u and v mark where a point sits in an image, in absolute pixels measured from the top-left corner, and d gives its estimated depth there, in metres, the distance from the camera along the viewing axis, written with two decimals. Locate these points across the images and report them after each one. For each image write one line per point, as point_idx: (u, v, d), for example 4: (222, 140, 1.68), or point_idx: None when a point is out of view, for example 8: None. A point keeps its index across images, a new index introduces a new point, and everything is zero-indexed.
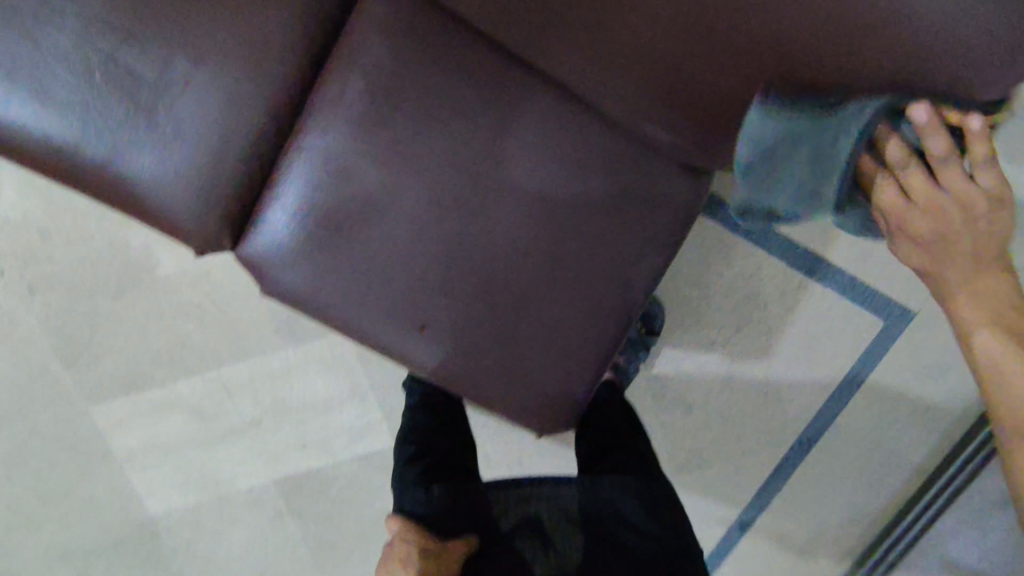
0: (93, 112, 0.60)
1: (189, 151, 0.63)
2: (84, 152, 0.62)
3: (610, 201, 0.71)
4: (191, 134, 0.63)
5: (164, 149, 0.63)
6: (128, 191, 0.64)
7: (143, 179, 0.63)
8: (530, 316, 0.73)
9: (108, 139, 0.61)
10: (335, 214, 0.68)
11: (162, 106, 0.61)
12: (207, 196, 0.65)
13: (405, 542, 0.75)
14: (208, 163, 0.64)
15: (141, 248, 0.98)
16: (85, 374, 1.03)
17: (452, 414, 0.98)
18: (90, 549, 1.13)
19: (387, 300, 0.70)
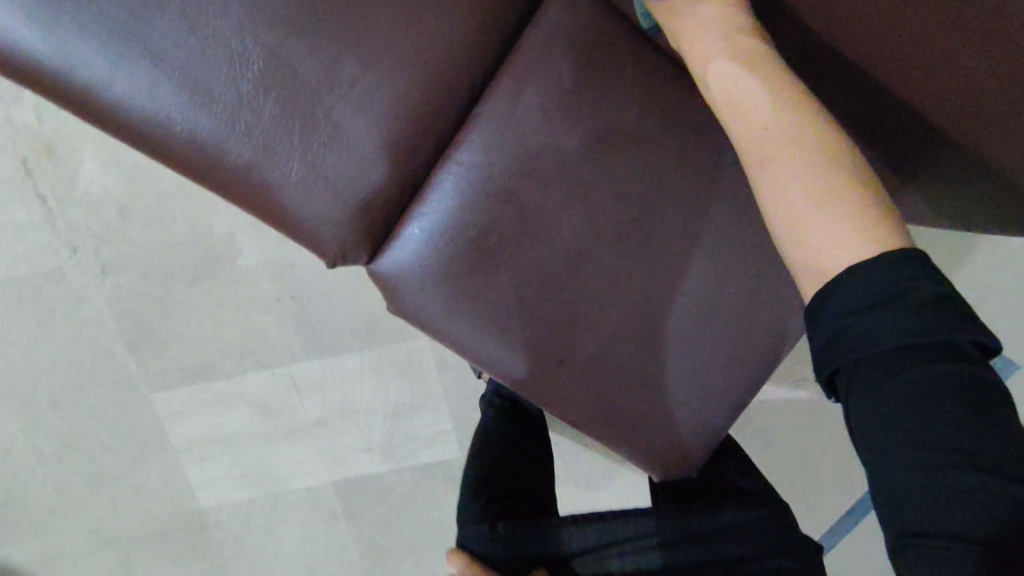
0: (245, 107, 0.55)
1: (343, 158, 0.58)
2: (228, 150, 0.56)
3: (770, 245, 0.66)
4: (346, 139, 0.57)
5: (316, 153, 0.57)
6: (267, 196, 0.58)
7: (288, 183, 0.57)
8: (673, 357, 0.67)
9: (257, 138, 0.56)
10: (485, 236, 0.63)
11: (320, 107, 0.56)
12: (352, 207, 0.60)
13: None
14: (360, 171, 0.59)
15: (224, 235, 0.93)
16: (150, 360, 0.98)
17: (534, 439, 0.94)
18: (136, 537, 1.09)
19: (525, 329, 0.65)
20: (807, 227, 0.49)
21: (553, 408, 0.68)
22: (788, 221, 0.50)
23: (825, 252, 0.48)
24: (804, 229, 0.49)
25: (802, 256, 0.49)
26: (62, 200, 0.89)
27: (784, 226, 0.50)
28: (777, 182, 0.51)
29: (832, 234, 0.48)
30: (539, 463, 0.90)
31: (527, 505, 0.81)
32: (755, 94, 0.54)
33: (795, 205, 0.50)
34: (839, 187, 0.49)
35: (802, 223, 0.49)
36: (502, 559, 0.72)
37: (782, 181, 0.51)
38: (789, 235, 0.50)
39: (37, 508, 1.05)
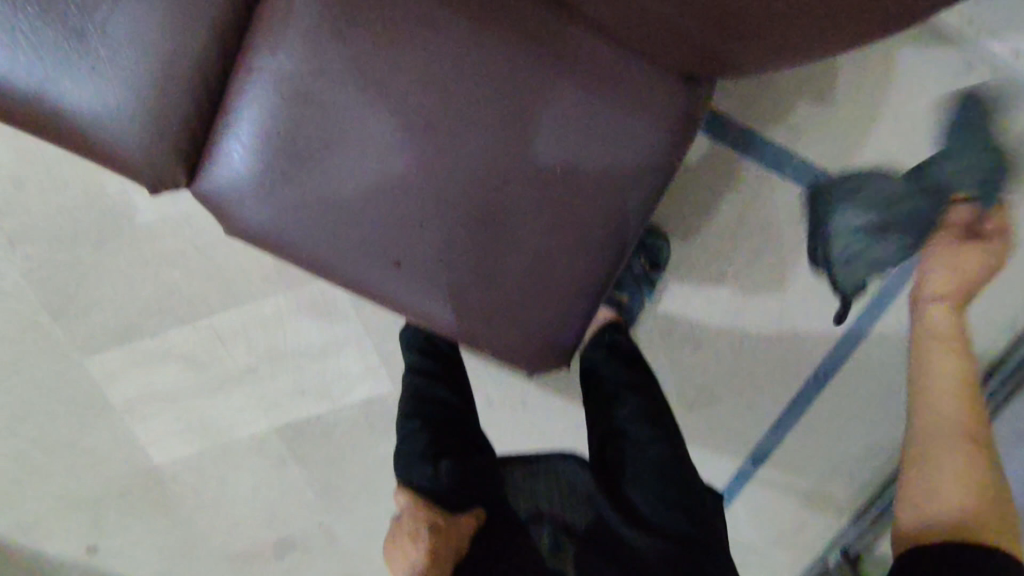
0: (19, 36, 0.55)
1: (126, 74, 0.57)
2: (14, 82, 0.56)
3: (599, 119, 0.64)
4: (124, 57, 0.57)
5: (98, 77, 0.57)
6: (66, 124, 0.58)
7: (77, 110, 0.58)
8: (511, 248, 0.67)
9: (37, 66, 0.56)
10: (291, 138, 0.62)
11: (91, 27, 0.56)
12: (150, 125, 0.59)
13: (415, 519, 0.73)
14: (147, 89, 0.58)
15: (119, 194, 0.94)
16: (75, 326, 1.01)
17: (458, 369, 0.94)
18: (99, 499, 1.14)
19: (355, 234, 0.65)
20: (946, 453, 0.65)
21: (437, 325, 0.69)
22: (927, 455, 0.66)
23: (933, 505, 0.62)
24: (934, 469, 0.64)
25: (920, 479, 0.65)
26: None
27: (919, 459, 0.66)
28: (933, 402, 0.68)
29: (952, 497, 0.62)
30: (466, 402, 0.91)
31: (464, 440, 0.85)
32: (945, 383, 0.68)
33: (950, 465, 0.64)
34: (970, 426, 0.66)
35: (936, 454, 0.65)
36: (444, 493, 0.78)
37: (934, 377, 0.68)
38: (924, 463, 0.65)
39: (4, 479, 1.11)
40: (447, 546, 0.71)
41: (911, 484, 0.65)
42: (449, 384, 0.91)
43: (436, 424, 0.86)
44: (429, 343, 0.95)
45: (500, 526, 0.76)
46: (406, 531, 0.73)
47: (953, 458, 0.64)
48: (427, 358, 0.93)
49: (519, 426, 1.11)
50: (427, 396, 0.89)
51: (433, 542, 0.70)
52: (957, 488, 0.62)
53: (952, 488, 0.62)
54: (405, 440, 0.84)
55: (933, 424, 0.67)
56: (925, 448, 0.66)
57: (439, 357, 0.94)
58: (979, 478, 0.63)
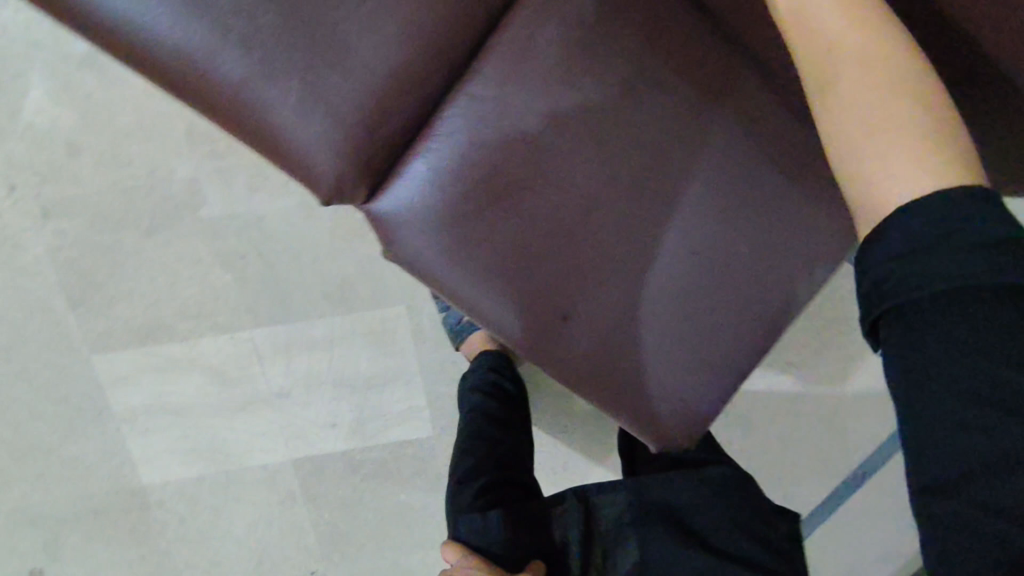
0: (240, 20, 0.50)
1: (344, 79, 0.53)
2: (219, 67, 0.50)
3: (796, 213, 0.62)
4: (352, 64, 0.53)
5: (314, 77, 0.52)
6: (261, 120, 0.53)
7: (282, 108, 0.52)
8: (677, 319, 0.63)
9: (253, 55, 0.51)
10: (488, 170, 0.58)
11: (323, 27, 0.52)
12: (354, 135, 0.55)
13: None
14: (363, 99, 0.54)
15: (186, 181, 0.85)
16: (94, 318, 0.89)
17: (520, 416, 0.88)
18: (65, 516, 0.98)
19: (527, 280, 0.61)
20: (868, 121, 0.44)
21: (577, 386, 0.64)
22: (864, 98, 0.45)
23: (887, 189, 0.43)
24: (870, 170, 0.44)
25: (860, 185, 0.44)
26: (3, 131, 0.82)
27: (851, 168, 0.45)
28: (841, 61, 0.47)
29: (905, 140, 0.43)
30: (523, 449, 0.85)
31: (523, 490, 0.79)
32: (841, 33, 0.47)
33: (864, 120, 0.45)
34: (913, 82, 0.45)
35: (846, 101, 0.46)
36: (501, 551, 0.68)
37: (852, 99, 0.46)
38: (855, 172, 0.45)
39: None
40: None
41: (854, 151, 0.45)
42: (503, 422, 0.85)
43: (493, 470, 0.79)
44: (493, 386, 0.88)
45: None
46: None
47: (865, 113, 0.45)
48: (488, 400, 0.86)
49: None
50: (484, 437, 0.83)
51: None
52: (906, 167, 0.42)
53: (894, 158, 0.43)
54: (456, 487, 0.77)
55: (855, 113, 0.45)
56: (868, 171, 0.44)
57: (501, 403, 0.87)
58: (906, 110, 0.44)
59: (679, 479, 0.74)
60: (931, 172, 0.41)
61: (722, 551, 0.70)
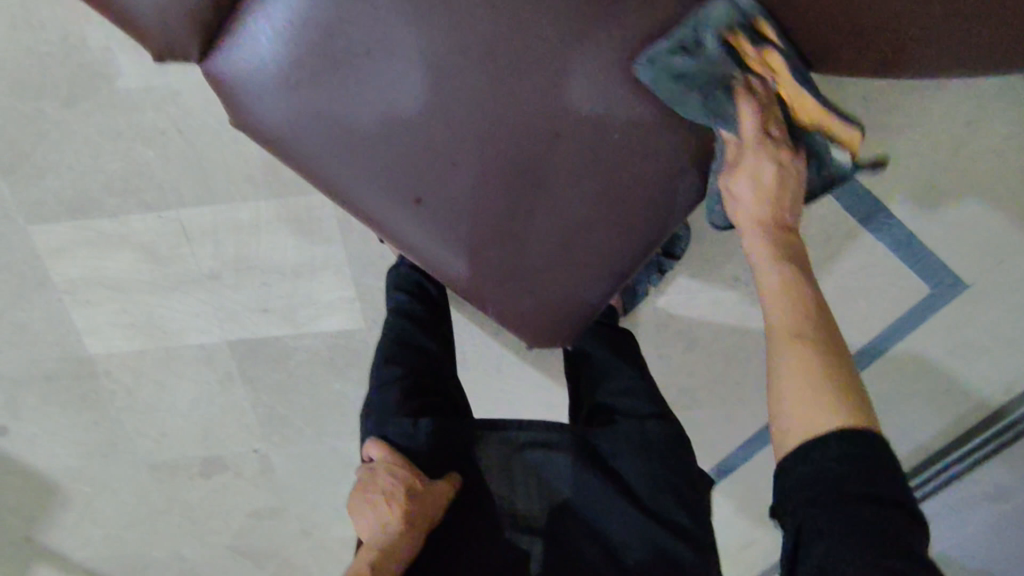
0: None
1: None
2: None
3: (675, 103, 0.59)
4: None
5: None
6: None
7: None
8: (538, 209, 0.62)
9: None
10: (333, 36, 0.56)
11: None
12: None
13: (391, 475, 0.68)
14: None
15: (101, 50, 0.83)
16: (25, 186, 0.90)
17: (444, 324, 0.87)
18: (21, 378, 1.04)
19: (379, 159, 0.59)
20: (787, 369, 0.53)
21: (431, 269, 0.64)
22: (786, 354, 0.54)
23: (805, 429, 0.51)
24: (786, 404, 0.53)
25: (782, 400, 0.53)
26: None
27: (776, 399, 0.54)
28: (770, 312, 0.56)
29: (814, 393, 0.52)
30: (447, 357, 0.84)
31: (442, 398, 0.79)
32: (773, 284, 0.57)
33: (787, 381, 0.53)
34: (814, 310, 0.55)
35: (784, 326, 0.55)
36: (425, 454, 0.71)
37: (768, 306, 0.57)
38: (775, 406, 0.54)
39: None
40: (423, 513, 0.66)
41: (788, 394, 0.53)
42: (433, 333, 0.85)
43: (411, 373, 0.79)
44: (417, 288, 0.87)
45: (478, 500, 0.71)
46: (379, 490, 0.67)
47: (788, 368, 0.53)
48: (413, 302, 0.85)
49: (490, 394, 1.05)
50: (407, 342, 0.82)
51: (408, 508, 0.65)
52: (809, 416, 0.51)
53: (795, 406, 0.52)
54: (376, 392, 0.77)
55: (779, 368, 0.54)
56: (782, 378, 0.54)
57: (427, 307, 0.87)
58: (817, 365, 0.52)
59: (627, 430, 0.73)
60: (835, 414, 0.50)
61: (651, 509, 0.70)
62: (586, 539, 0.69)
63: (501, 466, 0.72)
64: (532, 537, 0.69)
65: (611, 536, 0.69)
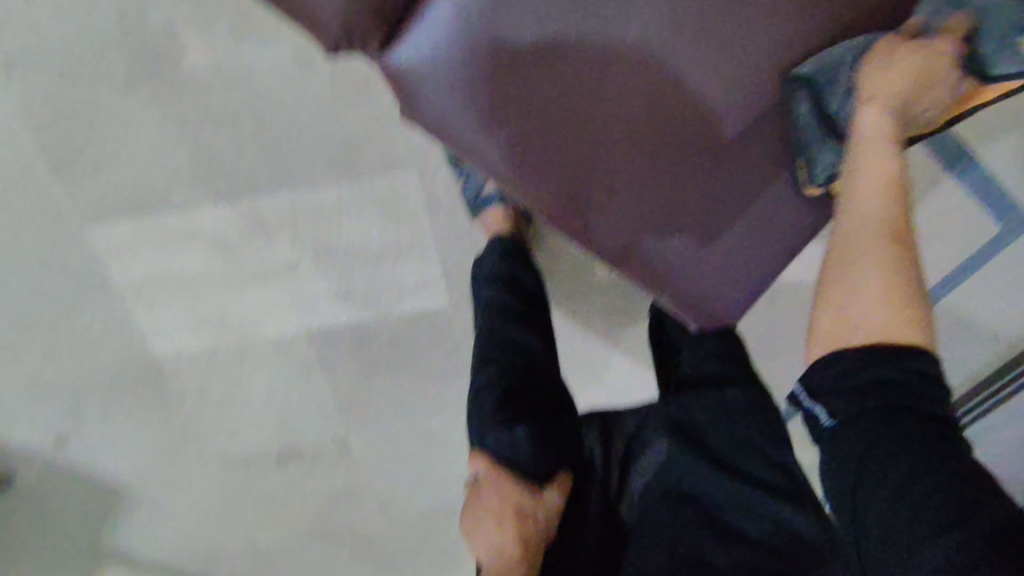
0: None
1: None
2: None
3: None
4: None
5: None
6: None
7: None
8: (728, 190, 0.57)
9: None
10: (518, 24, 0.53)
11: None
12: None
13: (498, 493, 0.61)
14: None
15: (163, 27, 0.75)
16: (79, 183, 0.82)
17: (540, 316, 0.78)
18: (83, 385, 0.98)
19: (558, 147, 0.56)
20: (849, 259, 0.47)
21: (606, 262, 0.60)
22: (842, 249, 0.48)
23: (858, 329, 0.45)
24: (842, 300, 0.47)
25: (839, 291, 0.47)
26: None
27: (840, 255, 0.48)
28: (855, 195, 0.49)
29: (871, 312, 0.45)
30: (551, 356, 0.75)
31: (544, 398, 0.70)
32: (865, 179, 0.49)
33: (859, 284, 0.46)
34: (892, 214, 0.48)
35: (840, 252, 0.48)
36: (524, 461, 0.64)
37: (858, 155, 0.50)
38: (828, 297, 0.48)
39: None
40: (532, 536, 0.59)
41: (852, 266, 0.47)
42: (529, 327, 0.76)
43: (511, 376, 0.70)
44: (509, 278, 0.79)
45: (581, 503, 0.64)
46: (486, 511, 0.61)
47: (855, 290, 0.46)
48: (508, 295, 0.77)
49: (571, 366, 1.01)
50: (504, 341, 0.73)
51: (515, 532, 0.58)
52: (867, 305, 0.45)
53: (863, 301, 0.46)
54: (474, 404, 0.69)
55: (842, 275, 0.48)
56: (852, 242, 0.48)
57: (521, 297, 0.79)
58: (896, 275, 0.46)
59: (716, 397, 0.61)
60: (898, 323, 0.44)
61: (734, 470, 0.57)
62: (705, 534, 0.56)
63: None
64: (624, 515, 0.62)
65: (727, 525, 0.56)
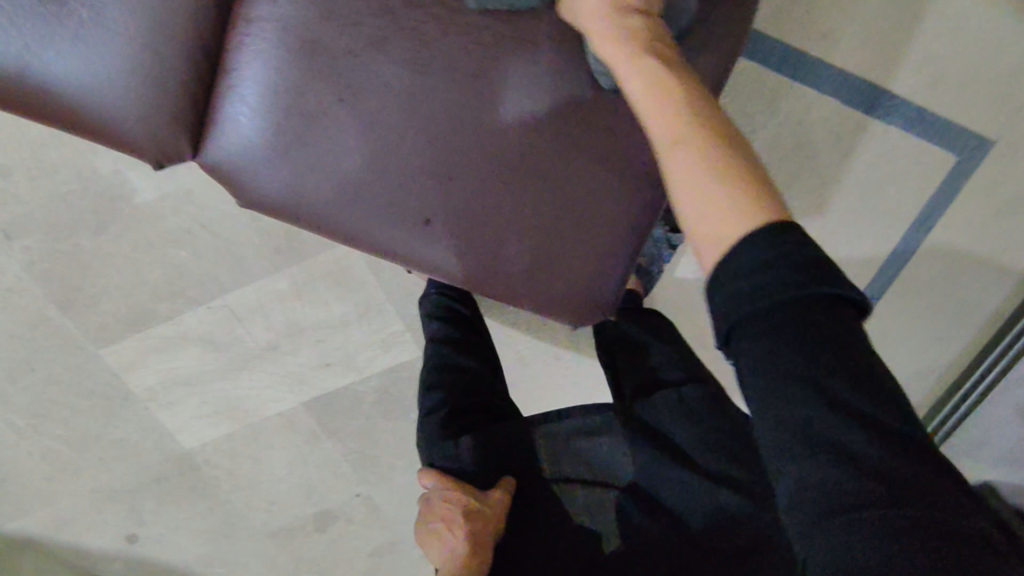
0: (24, 22, 0.52)
1: (130, 45, 0.54)
2: (28, 70, 0.53)
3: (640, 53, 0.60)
4: (134, 33, 0.54)
5: (100, 54, 0.53)
6: (75, 111, 0.55)
7: (84, 90, 0.54)
8: (543, 192, 0.61)
9: (43, 48, 0.52)
10: (306, 98, 0.57)
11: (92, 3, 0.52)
12: (160, 101, 0.56)
13: (447, 500, 0.69)
14: (155, 63, 0.55)
15: (113, 175, 0.89)
16: (84, 317, 0.97)
17: (483, 344, 0.86)
18: (134, 486, 1.12)
19: (378, 194, 0.60)
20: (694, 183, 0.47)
21: (453, 279, 0.64)
22: (683, 173, 0.48)
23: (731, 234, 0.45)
24: (703, 223, 0.47)
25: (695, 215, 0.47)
26: None
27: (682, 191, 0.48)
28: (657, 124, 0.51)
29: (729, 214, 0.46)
30: (493, 374, 0.83)
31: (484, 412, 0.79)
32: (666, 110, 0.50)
33: (714, 208, 0.46)
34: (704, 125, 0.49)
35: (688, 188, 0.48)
36: (472, 471, 0.74)
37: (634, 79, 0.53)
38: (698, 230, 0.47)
39: (34, 478, 1.09)
40: (484, 528, 0.67)
41: (690, 190, 0.48)
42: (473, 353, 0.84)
43: (454, 393, 0.80)
44: (447, 312, 0.87)
45: (537, 501, 0.72)
46: (440, 515, 0.69)
47: (707, 211, 0.46)
48: (449, 327, 0.85)
49: (542, 387, 1.09)
50: (448, 365, 0.82)
51: (468, 527, 0.66)
52: (726, 217, 0.46)
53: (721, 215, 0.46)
54: (426, 422, 0.79)
55: (698, 207, 0.47)
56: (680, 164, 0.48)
57: (458, 324, 0.86)
58: (730, 171, 0.47)
59: (662, 400, 0.71)
60: (755, 213, 0.45)
61: (694, 462, 0.67)
62: (647, 506, 0.68)
63: (560, 457, 0.75)
64: (595, 513, 0.70)
65: (670, 502, 0.67)
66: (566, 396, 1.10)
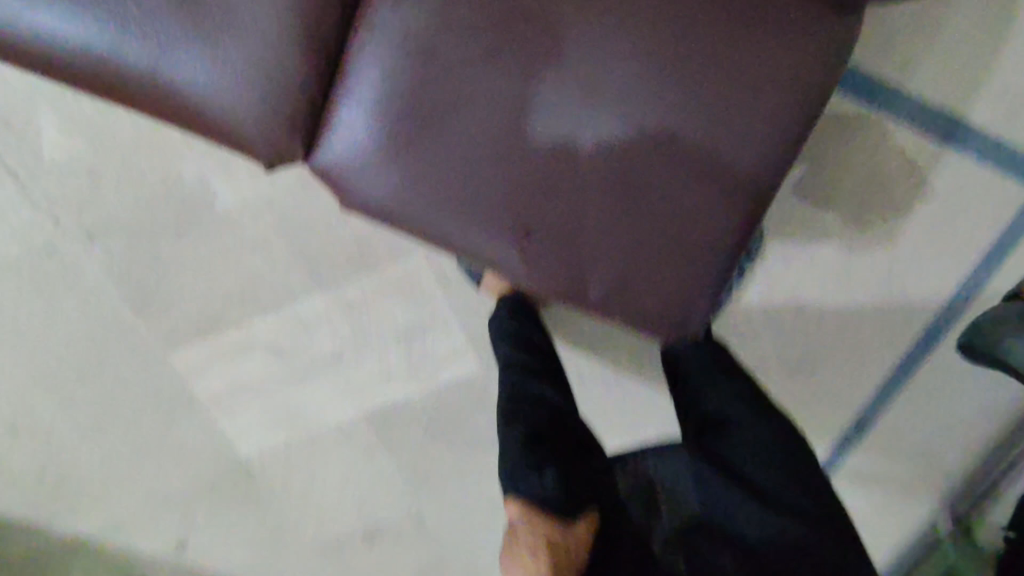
0: (166, 29, 0.56)
1: (257, 53, 0.57)
2: (163, 74, 0.57)
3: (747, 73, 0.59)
4: (262, 41, 0.57)
5: (230, 60, 0.57)
6: (200, 113, 0.58)
7: (211, 93, 0.57)
8: (641, 206, 0.62)
9: (179, 53, 0.56)
10: (415, 108, 0.60)
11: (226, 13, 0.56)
12: (278, 106, 0.59)
13: (531, 527, 0.68)
14: (277, 70, 0.58)
15: (196, 182, 0.91)
16: (156, 321, 0.99)
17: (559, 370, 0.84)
18: (188, 492, 1.12)
19: (478, 203, 0.62)
20: None
21: (545, 291, 0.65)
22: None
23: None
24: None
25: None
26: (32, 175, 0.89)
27: None
28: None
29: None
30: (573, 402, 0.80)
31: (571, 445, 0.75)
32: None
33: None
34: None
35: None
36: (560, 503, 0.69)
37: None
38: None
39: (93, 479, 1.10)
40: (567, 561, 0.67)
41: None
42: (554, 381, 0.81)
43: (538, 423, 0.75)
44: (523, 336, 0.86)
45: (620, 535, 0.72)
46: (523, 545, 0.67)
47: None
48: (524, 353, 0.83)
49: (601, 408, 1.08)
50: (521, 396, 0.78)
51: (552, 558, 0.66)
52: None
53: None
54: (502, 455, 0.74)
55: None
56: None
57: (535, 351, 0.84)
58: None
59: (737, 440, 0.74)
60: None
61: (767, 496, 0.73)
62: (724, 543, 0.73)
63: (634, 495, 0.75)
64: (676, 551, 0.72)
65: (747, 537, 0.72)
66: (624, 417, 1.09)
